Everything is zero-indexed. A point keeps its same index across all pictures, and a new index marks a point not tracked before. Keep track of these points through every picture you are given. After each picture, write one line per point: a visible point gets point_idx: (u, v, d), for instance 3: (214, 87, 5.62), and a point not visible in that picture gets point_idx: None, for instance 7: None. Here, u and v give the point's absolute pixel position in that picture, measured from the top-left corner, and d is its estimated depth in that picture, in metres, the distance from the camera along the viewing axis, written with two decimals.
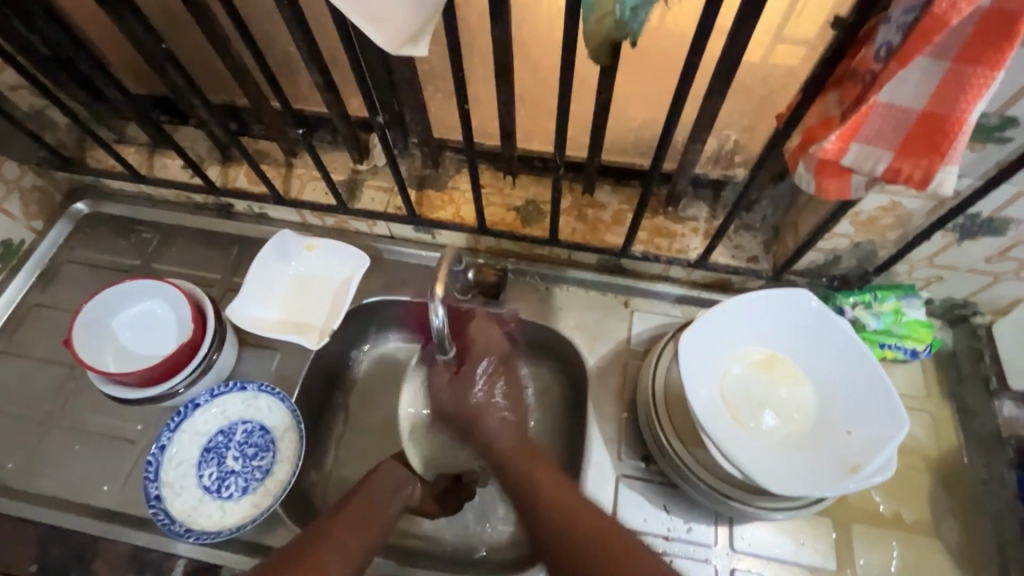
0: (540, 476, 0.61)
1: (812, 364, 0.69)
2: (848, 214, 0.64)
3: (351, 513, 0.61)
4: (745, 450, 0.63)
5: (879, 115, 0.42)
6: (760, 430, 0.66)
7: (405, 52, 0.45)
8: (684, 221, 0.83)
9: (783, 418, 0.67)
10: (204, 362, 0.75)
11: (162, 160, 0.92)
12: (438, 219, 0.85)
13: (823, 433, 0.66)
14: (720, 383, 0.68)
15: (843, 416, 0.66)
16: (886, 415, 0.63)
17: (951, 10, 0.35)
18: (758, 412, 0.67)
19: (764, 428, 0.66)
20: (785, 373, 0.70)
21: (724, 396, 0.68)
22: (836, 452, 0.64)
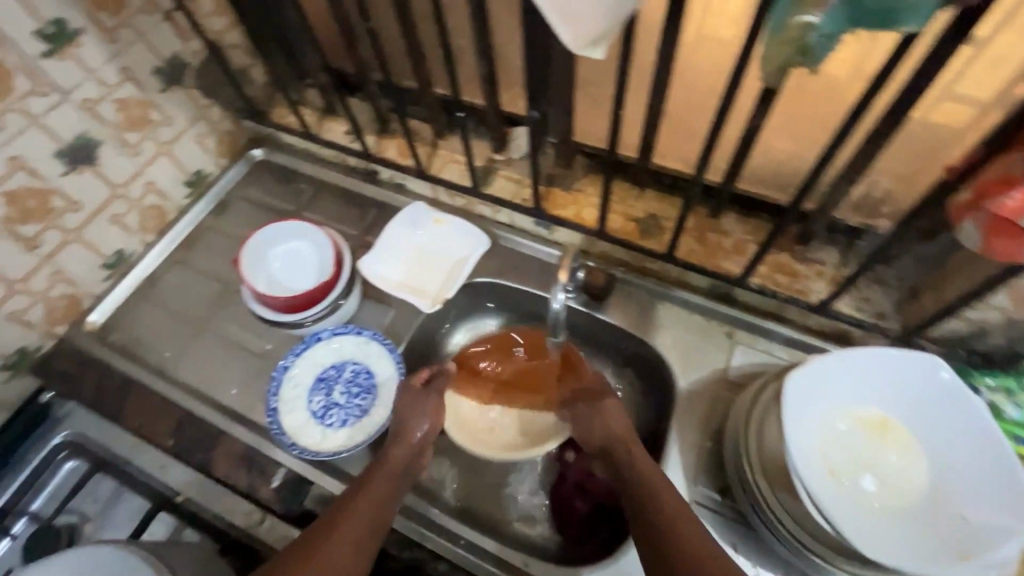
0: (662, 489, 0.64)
1: (928, 437, 0.64)
2: (1007, 284, 0.59)
3: (368, 488, 0.67)
4: (841, 506, 0.60)
5: None
6: (859, 490, 0.63)
7: (585, 52, 0.49)
8: (810, 262, 0.80)
9: (886, 484, 0.63)
10: (332, 304, 0.85)
11: (330, 124, 1.05)
12: (560, 217, 0.90)
13: (931, 510, 0.61)
14: (822, 436, 0.65)
15: (960, 496, 0.61)
16: (1013, 509, 0.57)
17: None
18: (858, 472, 0.64)
19: (864, 489, 0.63)
20: (897, 439, 0.65)
21: (825, 449, 0.65)
22: (943, 532, 0.59)
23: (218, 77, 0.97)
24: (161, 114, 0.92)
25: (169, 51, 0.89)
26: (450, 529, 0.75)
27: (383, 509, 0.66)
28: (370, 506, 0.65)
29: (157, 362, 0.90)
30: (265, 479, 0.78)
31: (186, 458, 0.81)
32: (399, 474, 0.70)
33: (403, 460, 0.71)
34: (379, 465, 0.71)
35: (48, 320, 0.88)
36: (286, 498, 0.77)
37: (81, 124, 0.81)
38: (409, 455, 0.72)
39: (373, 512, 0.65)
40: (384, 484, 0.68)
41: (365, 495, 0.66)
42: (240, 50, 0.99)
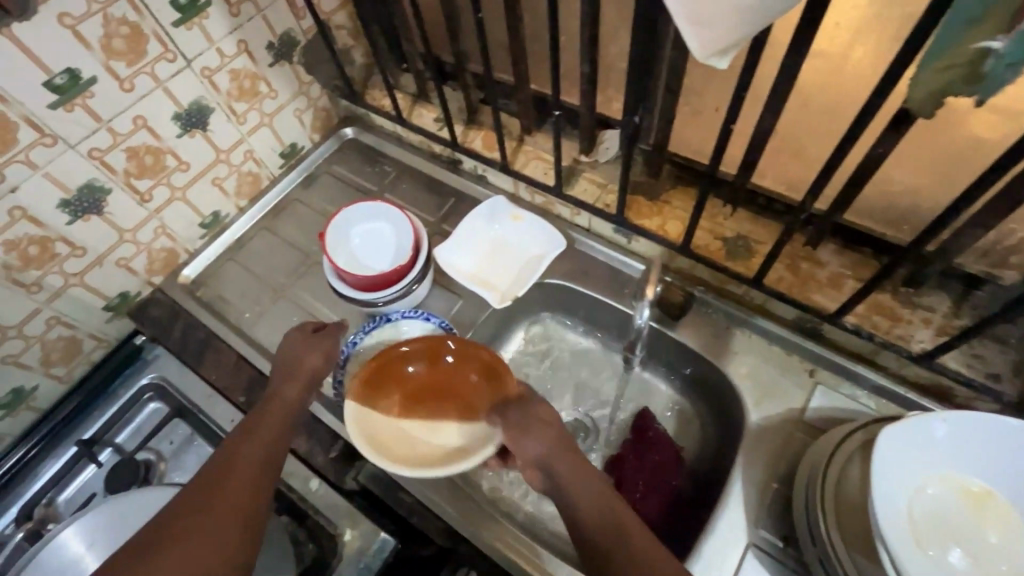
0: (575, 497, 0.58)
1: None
2: None
3: (252, 434, 0.64)
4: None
5: None
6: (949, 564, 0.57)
7: (710, 61, 0.47)
8: (915, 307, 0.73)
9: (979, 561, 0.57)
10: (405, 288, 0.86)
11: (420, 110, 1.07)
12: (642, 227, 0.86)
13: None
14: (909, 499, 0.59)
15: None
16: None
17: None
18: (946, 542, 0.58)
19: (955, 565, 0.56)
20: (987, 508, 0.59)
21: (913, 514, 0.58)
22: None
23: (323, 56, 1.01)
24: (268, 87, 0.96)
25: (283, 27, 0.93)
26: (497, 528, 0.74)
27: (271, 455, 0.63)
28: (256, 451, 0.62)
29: (237, 321, 0.95)
30: (325, 448, 0.80)
31: None
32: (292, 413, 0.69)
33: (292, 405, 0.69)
34: (270, 401, 0.69)
35: (148, 270, 0.95)
36: (341, 468, 0.79)
37: (198, 91, 0.86)
38: (297, 394, 0.70)
39: (260, 456, 0.62)
40: (267, 422, 0.66)
41: (252, 437, 0.64)
42: (345, 30, 1.02)
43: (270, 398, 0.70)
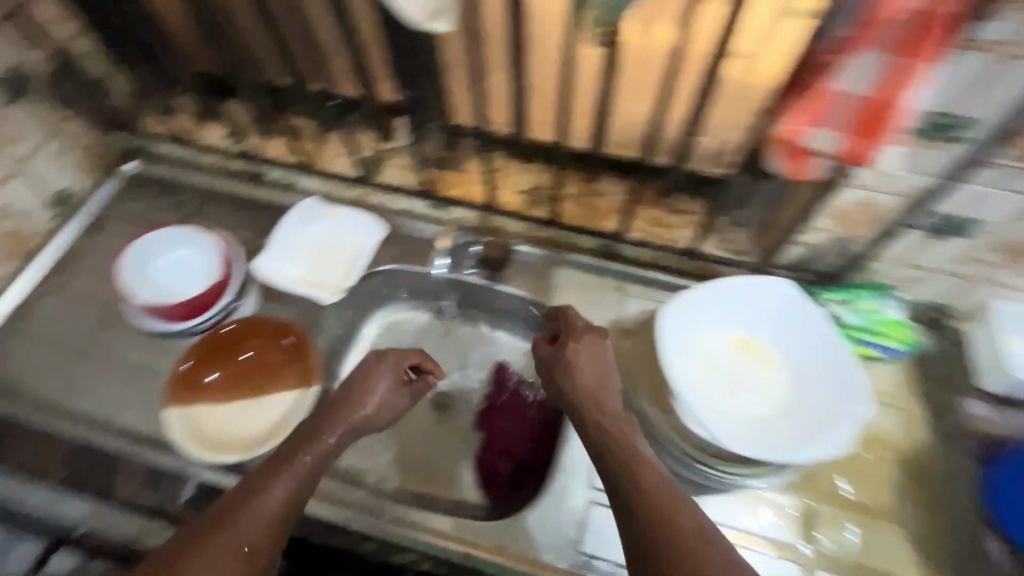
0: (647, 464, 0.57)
1: (807, 360, 0.72)
2: (826, 206, 0.69)
3: (259, 475, 0.59)
4: (707, 406, 0.69)
5: (841, 102, 0.55)
6: (732, 403, 0.71)
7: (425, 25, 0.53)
8: (680, 213, 0.88)
9: (760, 399, 0.71)
10: (224, 308, 0.83)
11: (208, 129, 1.02)
12: (451, 197, 0.93)
13: (797, 418, 0.68)
14: (704, 359, 0.74)
15: (824, 401, 0.68)
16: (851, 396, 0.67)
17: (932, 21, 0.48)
18: (734, 388, 0.72)
19: (739, 404, 0.71)
20: (773, 361, 0.74)
21: (706, 369, 0.73)
22: (803, 434, 0.66)
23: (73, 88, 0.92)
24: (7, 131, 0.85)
25: (8, 61, 0.83)
26: (371, 506, 0.74)
27: (301, 488, 0.59)
28: (252, 523, 0.54)
29: (37, 398, 0.83)
30: (175, 496, 0.73)
31: (83, 489, 0.75)
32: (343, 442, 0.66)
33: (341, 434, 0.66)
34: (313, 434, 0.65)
35: None
36: (198, 511, 0.72)
37: None
38: (371, 410, 0.69)
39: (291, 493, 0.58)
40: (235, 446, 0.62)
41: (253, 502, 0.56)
42: (94, 57, 0.93)
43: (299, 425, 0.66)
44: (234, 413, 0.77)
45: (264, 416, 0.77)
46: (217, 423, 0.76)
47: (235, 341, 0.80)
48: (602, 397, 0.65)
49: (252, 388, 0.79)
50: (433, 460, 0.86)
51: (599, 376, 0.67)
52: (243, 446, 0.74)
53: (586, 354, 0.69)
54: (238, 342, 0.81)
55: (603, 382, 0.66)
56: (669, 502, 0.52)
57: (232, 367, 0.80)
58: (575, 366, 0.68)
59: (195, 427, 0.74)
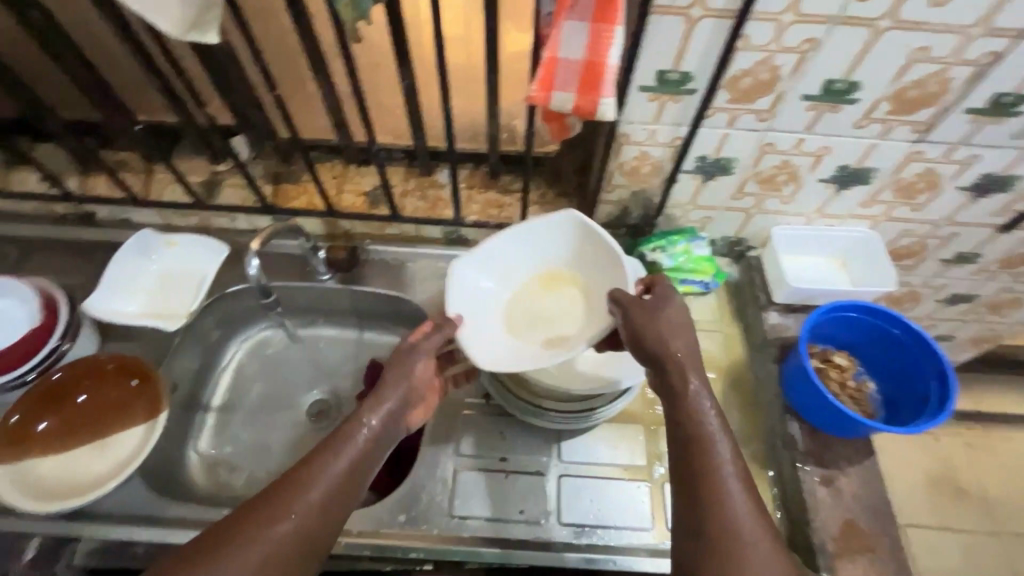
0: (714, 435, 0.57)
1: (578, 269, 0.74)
2: (614, 164, 0.78)
3: (312, 466, 0.57)
4: (496, 345, 0.70)
5: (562, 66, 0.54)
6: (534, 337, 0.70)
7: (192, 37, 0.55)
8: (511, 192, 0.95)
9: (553, 325, 0.72)
10: (54, 351, 0.78)
11: (20, 176, 0.96)
12: (292, 208, 0.94)
13: (585, 323, 0.70)
14: (497, 310, 0.74)
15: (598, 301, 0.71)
16: None
17: None
18: (532, 323, 0.72)
19: (533, 337, 0.72)
20: (559, 282, 0.75)
21: (501, 318, 0.73)
22: (588, 331, 0.68)
23: None
24: None
25: None
26: None
27: (355, 479, 0.59)
28: (286, 535, 0.54)
29: None
30: (15, 557, 0.69)
31: None
32: (374, 445, 0.61)
33: (368, 436, 0.60)
34: (343, 439, 0.59)
35: None
36: (45, 566, 0.69)
37: None
38: (385, 419, 0.62)
39: (342, 485, 0.57)
40: (336, 454, 0.58)
41: (301, 494, 0.55)
42: None
43: (338, 431, 0.60)
44: (77, 459, 0.74)
45: (110, 458, 0.74)
46: (58, 473, 0.72)
47: (71, 384, 0.77)
48: (669, 342, 0.61)
49: (96, 430, 0.76)
50: None
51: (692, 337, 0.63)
52: (89, 489, 0.71)
53: (669, 305, 0.64)
54: (75, 385, 0.77)
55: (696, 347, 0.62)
56: (704, 444, 0.57)
57: (72, 413, 0.77)
58: (663, 317, 0.63)
59: (31, 483, 0.70)
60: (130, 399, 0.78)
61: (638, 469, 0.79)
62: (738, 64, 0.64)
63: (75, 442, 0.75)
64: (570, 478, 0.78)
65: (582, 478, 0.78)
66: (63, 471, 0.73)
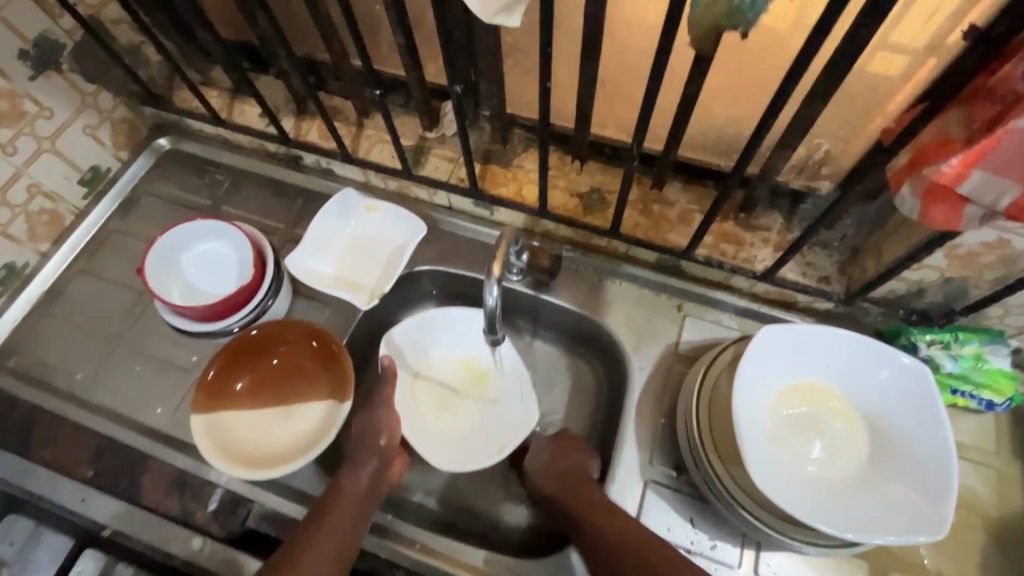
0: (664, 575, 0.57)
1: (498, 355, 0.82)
2: (945, 245, 0.58)
3: (330, 517, 0.62)
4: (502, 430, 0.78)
5: (1015, 141, 0.37)
6: (454, 418, 0.81)
7: (498, 21, 0.44)
8: (755, 230, 0.78)
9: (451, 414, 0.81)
10: (259, 306, 0.77)
11: (242, 106, 0.95)
12: (499, 196, 0.84)
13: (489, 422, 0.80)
14: (415, 395, 0.81)
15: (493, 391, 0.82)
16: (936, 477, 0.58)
17: None
18: (445, 407, 0.81)
19: (463, 429, 0.80)
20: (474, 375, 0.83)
21: (411, 406, 0.80)
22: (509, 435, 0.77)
23: (104, 58, 0.85)
24: (37, 105, 0.80)
25: (35, 31, 0.77)
26: (406, 535, 0.71)
27: (348, 540, 0.61)
28: None
29: (68, 386, 0.81)
30: (201, 503, 0.72)
31: (111, 488, 0.74)
32: (357, 502, 0.64)
33: (355, 498, 0.64)
34: (336, 496, 0.64)
35: None
36: (225, 521, 0.71)
37: None
38: (370, 481, 0.65)
39: (339, 544, 0.60)
40: (342, 514, 0.62)
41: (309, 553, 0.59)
42: (126, 25, 0.87)
43: (334, 489, 0.65)
44: (264, 423, 0.74)
45: (293, 428, 0.74)
46: (246, 434, 0.73)
47: (266, 343, 0.76)
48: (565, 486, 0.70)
49: (283, 396, 0.76)
50: (463, 478, 0.82)
51: (577, 472, 0.71)
52: (273, 461, 0.70)
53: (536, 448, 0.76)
54: (270, 345, 0.76)
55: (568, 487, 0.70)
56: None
57: (264, 373, 0.77)
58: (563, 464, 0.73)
59: (223, 441, 0.70)
60: (317, 371, 0.76)
61: None
62: None
63: (262, 403, 0.75)
64: None
65: None
66: (252, 435, 0.73)
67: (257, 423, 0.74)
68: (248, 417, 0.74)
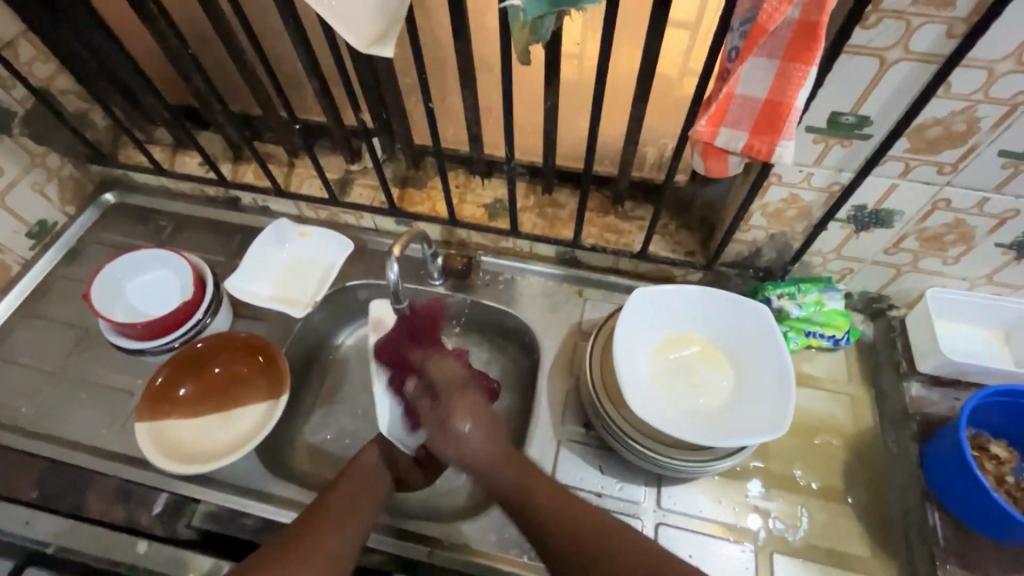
0: (535, 489, 0.64)
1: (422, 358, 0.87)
2: (756, 205, 0.74)
3: (337, 494, 0.69)
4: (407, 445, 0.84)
5: (734, 103, 0.52)
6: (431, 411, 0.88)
7: (372, 51, 0.56)
8: (631, 220, 0.93)
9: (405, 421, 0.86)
10: (199, 323, 0.84)
11: (183, 158, 1.06)
12: (416, 213, 0.97)
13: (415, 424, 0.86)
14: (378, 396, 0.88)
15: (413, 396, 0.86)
16: (779, 395, 0.70)
17: (815, 13, 0.45)
18: None
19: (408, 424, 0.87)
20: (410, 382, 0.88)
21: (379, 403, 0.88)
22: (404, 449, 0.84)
23: (53, 122, 0.96)
24: None
25: None
26: None
27: (356, 512, 0.67)
28: (338, 533, 0.64)
29: (13, 419, 0.85)
30: (146, 508, 0.76)
31: (54, 507, 0.77)
32: (365, 487, 0.71)
33: (365, 479, 0.72)
34: (344, 480, 0.71)
35: None
36: (169, 522, 0.75)
37: None
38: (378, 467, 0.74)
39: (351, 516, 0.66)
40: (352, 497, 0.69)
41: (337, 504, 0.67)
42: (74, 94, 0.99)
43: (349, 473, 0.72)
44: (205, 428, 0.80)
45: (234, 429, 0.80)
46: (190, 439, 0.78)
47: (208, 356, 0.83)
48: (461, 451, 0.68)
49: (223, 404, 0.82)
50: None
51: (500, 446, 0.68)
52: (212, 459, 0.76)
53: (459, 406, 0.70)
54: (212, 358, 0.84)
55: (480, 452, 0.67)
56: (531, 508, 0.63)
57: (206, 383, 0.83)
58: (447, 427, 0.69)
59: (166, 445, 0.76)
60: (257, 378, 0.83)
61: (744, 532, 0.73)
62: (927, 112, 0.57)
63: (204, 411, 0.81)
64: (670, 527, 0.74)
65: (681, 530, 0.74)
66: (195, 440, 0.78)
67: (200, 429, 0.80)
68: (190, 424, 0.80)
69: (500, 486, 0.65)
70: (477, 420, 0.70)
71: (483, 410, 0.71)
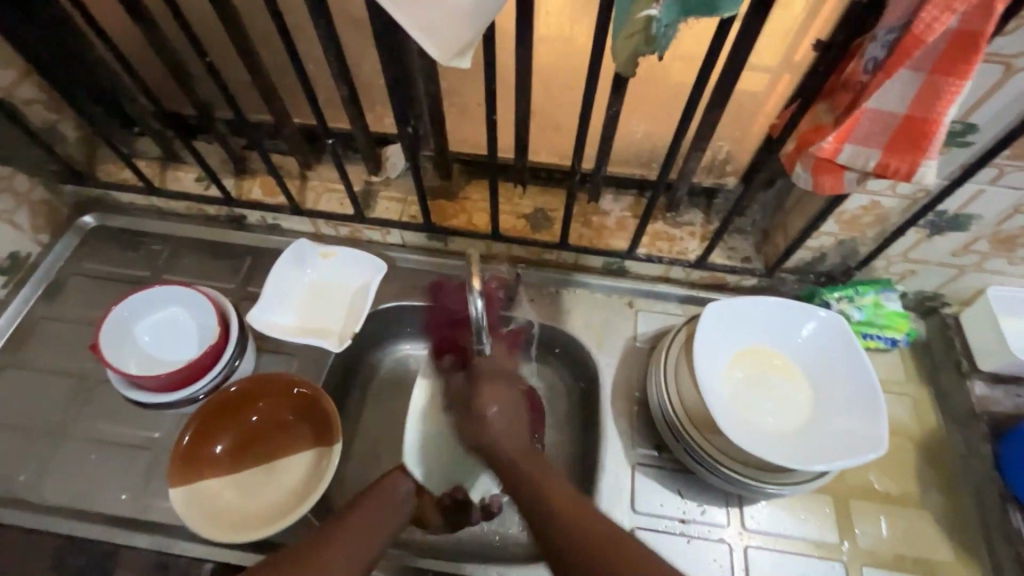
0: (538, 476, 0.59)
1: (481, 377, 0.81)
2: (834, 213, 0.71)
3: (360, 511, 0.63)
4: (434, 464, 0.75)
5: (868, 119, 0.48)
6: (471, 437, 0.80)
7: (454, 63, 0.49)
8: (682, 225, 0.89)
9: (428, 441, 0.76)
10: (227, 367, 0.75)
11: (175, 173, 0.94)
12: (452, 227, 0.89)
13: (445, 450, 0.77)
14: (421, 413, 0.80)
15: None
16: (868, 409, 0.69)
17: (981, 25, 0.42)
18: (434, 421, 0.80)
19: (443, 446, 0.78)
20: None
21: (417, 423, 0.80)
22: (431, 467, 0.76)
23: (20, 140, 0.82)
24: None
25: None
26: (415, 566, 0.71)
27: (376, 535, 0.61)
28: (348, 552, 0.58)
29: (10, 491, 0.73)
30: None
31: None
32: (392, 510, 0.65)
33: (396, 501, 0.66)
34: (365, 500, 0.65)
35: None
36: None
37: None
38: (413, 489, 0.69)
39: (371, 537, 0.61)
40: (375, 502, 0.64)
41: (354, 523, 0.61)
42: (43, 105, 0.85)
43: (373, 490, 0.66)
44: (247, 485, 0.71)
45: (281, 483, 0.72)
46: (232, 499, 0.70)
47: (242, 403, 0.74)
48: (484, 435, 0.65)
49: (264, 455, 0.74)
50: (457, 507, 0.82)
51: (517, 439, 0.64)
52: (262, 522, 0.68)
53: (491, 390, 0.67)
54: (246, 405, 0.75)
55: (513, 434, 0.64)
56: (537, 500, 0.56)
57: (241, 432, 0.74)
58: (485, 415, 0.65)
59: (207, 509, 0.67)
60: (300, 423, 0.75)
61: (833, 547, 0.72)
62: None
63: (243, 465, 0.73)
64: (758, 549, 0.72)
65: (770, 551, 0.72)
66: (237, 500, 0.70)
67: (241, 485, 0.71)
68: (229, 482, 0.71)
69: (514, 464, 0.61)
70: (506, 414, 0.66)
71: (512, 404, 0.67)
